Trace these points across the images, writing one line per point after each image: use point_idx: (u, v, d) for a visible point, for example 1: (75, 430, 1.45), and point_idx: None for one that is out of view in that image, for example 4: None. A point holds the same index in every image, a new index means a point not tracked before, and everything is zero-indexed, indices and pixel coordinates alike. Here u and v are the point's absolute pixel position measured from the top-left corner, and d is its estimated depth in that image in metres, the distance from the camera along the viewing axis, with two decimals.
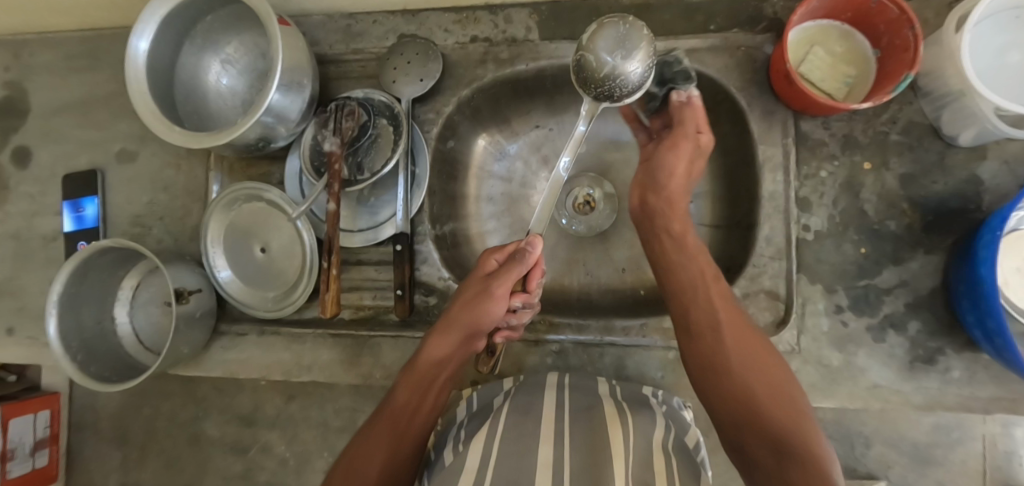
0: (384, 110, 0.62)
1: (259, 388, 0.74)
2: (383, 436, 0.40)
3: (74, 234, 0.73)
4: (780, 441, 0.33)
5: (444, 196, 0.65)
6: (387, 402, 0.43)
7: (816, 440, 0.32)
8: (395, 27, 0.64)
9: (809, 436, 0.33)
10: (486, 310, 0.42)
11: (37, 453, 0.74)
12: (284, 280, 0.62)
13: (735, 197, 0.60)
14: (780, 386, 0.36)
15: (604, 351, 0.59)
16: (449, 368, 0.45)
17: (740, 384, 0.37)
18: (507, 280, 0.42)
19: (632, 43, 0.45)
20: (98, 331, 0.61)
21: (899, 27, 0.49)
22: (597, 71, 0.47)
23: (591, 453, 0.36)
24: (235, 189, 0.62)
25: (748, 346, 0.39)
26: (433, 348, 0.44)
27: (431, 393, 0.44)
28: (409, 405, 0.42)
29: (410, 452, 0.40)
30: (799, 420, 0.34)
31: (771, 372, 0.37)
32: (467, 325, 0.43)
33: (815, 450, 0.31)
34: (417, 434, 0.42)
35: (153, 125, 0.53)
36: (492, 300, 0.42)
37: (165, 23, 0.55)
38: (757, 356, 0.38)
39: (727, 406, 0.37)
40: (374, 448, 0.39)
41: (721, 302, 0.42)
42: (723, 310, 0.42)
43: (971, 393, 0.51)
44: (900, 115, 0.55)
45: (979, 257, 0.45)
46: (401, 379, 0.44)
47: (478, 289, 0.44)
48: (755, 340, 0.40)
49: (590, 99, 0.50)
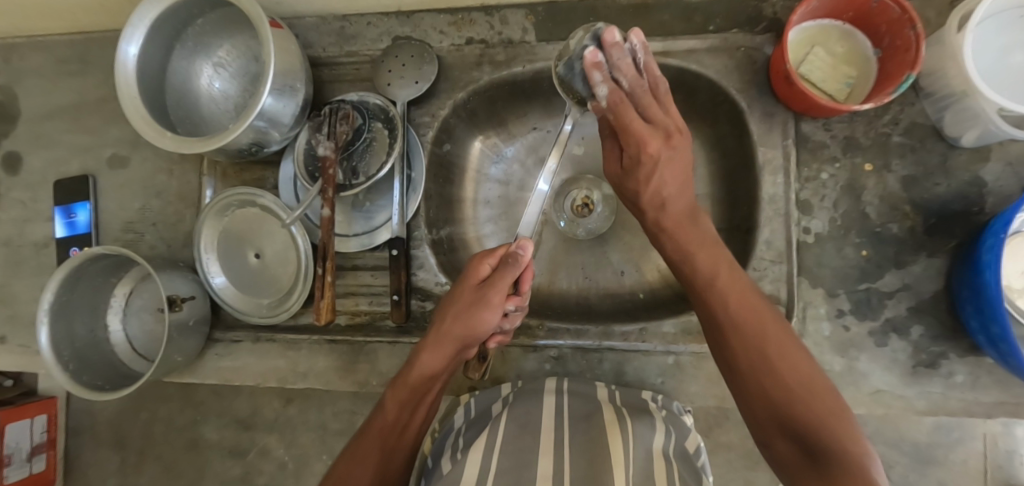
0: (379, 113, 0.60)
1: (256, 393, 0.73)
2: (373, 450, 0.39)
3: (67, 239, 0.72)
4: (809, 432, 0.30)
5: (441, 200, 0.65)
6: (377, 415, 0.42)
7: (849, 431, 0.30)
8: (389, 29, 0.63)
9: (840, 426, 0.30)
10: (482, 320, 0.42)
11: (34, 458, 0.72)
12: (279, 286, 0.62)
13: (735, 199, 0.59)
14: (805, 370, 0.33)
15: (603, 357, 0.58)
16: (441, 379, 0.44)
17: (759, 371, 0.34)
18: (501, 286, 0.42)
19: None
20: (91, 339, 0.61)
21: (900, 28, 0.48)
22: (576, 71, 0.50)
23: (591, 464, 0.35)
24: (227, 195, 0.60)
25: (770, 330, 0.35)
26: (425, 361, 0.43)
27: (422, 406, 0.43)
28: (399, 420, 0.41)
29: (398, 465, 0.40)
30: (831, 407, 0.31)
31: (795, 356, 0.34)
32: (460, 336, 0.42)
33: (852, 445, 0.29)
34: (405, 448, 0.41)
35: (144, 131, 0.52)
36: (486, 308, 0.42)
37: (155, 27, 0.54)
38: (780, 340, 0.35)
39: (764, 409, 0.33)
40: (364, 462, 0.38)
41: (735, 293, 0.38)
42: (739, 303, 0.37)
43: (975, 398, 0.50)
44: (902, 116, 0.54)
45: (983, 261, 0.45)
46: (390, 392, 0.43)
47: (470, 296, 0.43)
48: (774, 326, 0.36)
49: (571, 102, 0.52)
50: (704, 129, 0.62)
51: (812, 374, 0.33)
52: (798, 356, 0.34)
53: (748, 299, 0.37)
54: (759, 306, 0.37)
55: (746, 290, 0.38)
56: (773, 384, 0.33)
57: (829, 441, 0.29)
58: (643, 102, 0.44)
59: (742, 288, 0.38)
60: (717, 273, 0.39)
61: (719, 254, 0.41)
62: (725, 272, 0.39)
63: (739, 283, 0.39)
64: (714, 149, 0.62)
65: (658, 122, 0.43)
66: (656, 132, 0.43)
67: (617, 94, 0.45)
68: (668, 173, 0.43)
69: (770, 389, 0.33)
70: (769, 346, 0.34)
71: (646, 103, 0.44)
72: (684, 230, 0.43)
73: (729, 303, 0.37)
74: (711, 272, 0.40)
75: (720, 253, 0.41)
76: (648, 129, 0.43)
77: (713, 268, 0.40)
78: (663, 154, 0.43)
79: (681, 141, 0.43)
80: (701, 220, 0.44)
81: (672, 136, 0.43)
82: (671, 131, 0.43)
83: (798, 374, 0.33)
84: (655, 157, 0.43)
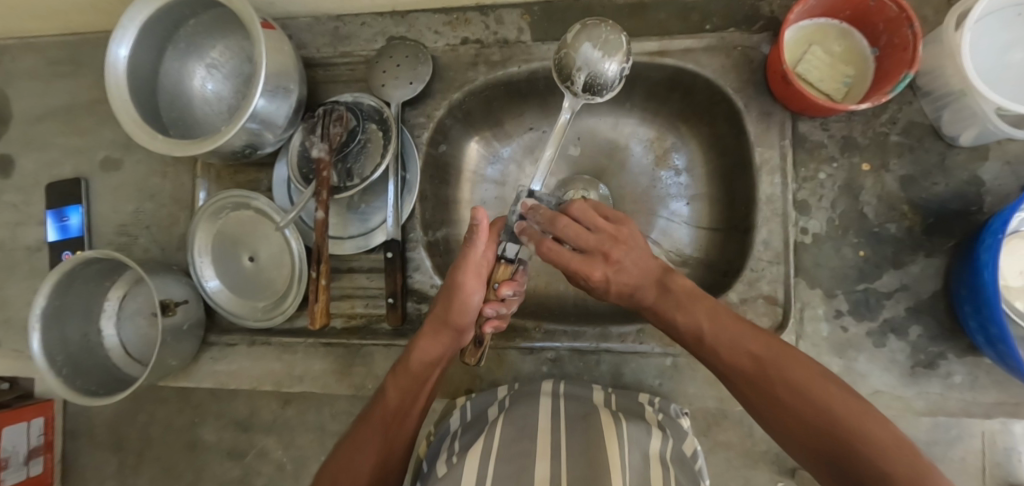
0: (373, 114, 0.60)
1: (253, 395, 0.73)
2: (374, 440, 0.40)
3: (60, 243, 0.72)
4: (848, 461, 0.31)
5: (436, 201, 0.64)
6: (378, 401, 0.43)
7: (894, 448, 0.30)
8: (383, 29, 0.63)
9: (881, 446, 0.30)
10: (459, 301, 0.41)
11: (31, 461, 0.72)
12: (274, 289, 0.61)
13: (733, 199, 0.59)
14: (829, 394, 0.34)
15: (600, 359, 0.58)
16: (441, 366, 0.44)
17: (779, 413, 0.36)
18: (467, 266, 0.41)
19: (612, 45, 0.48)
20: (84, 344, 0.60)
21: (898, 26, 0.48)
22: (577, 61, 0.49)
23: (589, 468, 0.34)
24: (221, 198, 0.60)
25: (780, 365, 0.37)
26: (422, 349, 0.43)
27: (424, 392, 0.43)
28: (400, 407, 0.42)
29: (400, 454, 0.41)
30: (866, 426, 0.32)
31: (813, 382, 0.35)
32: (453, 322, 0.42)
33: (899, 465, 0.29)
34: (404, 439, 0.42)
35: (136, 134, 0.52)
36: (463, 291, 0.41)
37: (145, 28, 0.53)
38: (795, 374, 0.36)
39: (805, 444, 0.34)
40: (364, 450, 0.39)
41: (731, 337, 0.40)
42: (737, 345, 0.39)
43: (973, 398, 0.51)
44: (900, 115, 0.54)
45: (981, 261, 0.44)
46: (391, 379, 0.43)
47: (446, 285, 0.42)
48: (774, 355, 0.37)
49: (569, 93, 0.50)
50: (701, 129, 0.62)
51: (837, 399, 0.34)
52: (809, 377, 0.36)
53: (743, 344, 0.39)
54: (756, 345, 0.39)
55: (737, 328, 0.40)
56: (798, 424, 0.35)
57: (872, 470, 0.30)
58: (567, 235, 0.46)
59: (733, 334, 0.40)
60: (703, 331, 0.41)
61: (700, 304, 0.42)
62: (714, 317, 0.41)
63: (729, 329, 0.40)
64: (712, 149, 0.62)
65: (590, 249, 0.45)
66: (592, 260, 0.45)
67: (547, 246, 0.45)
68: (627, 277, 0.45)
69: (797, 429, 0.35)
70: (780, 389, 0.36)
71: (568, 234, 0.46)
72: (661, 303, 0.44)
73: (728, 359, 0.39)
74: (696, 331, 0.41)
75: (701, 299, 0.42)
76: (585, 261, 0.45)
77: (697, 327, 0.41)
78: (610, 274, 0.45)
79: (620, 251, 0.45)
80: (675, 279, 0.44)
81: (609, 253, 0.45)
82: (605, 250, 0.45)
83: (820, 404, 0.34)
84: (605, 279, 0.45)
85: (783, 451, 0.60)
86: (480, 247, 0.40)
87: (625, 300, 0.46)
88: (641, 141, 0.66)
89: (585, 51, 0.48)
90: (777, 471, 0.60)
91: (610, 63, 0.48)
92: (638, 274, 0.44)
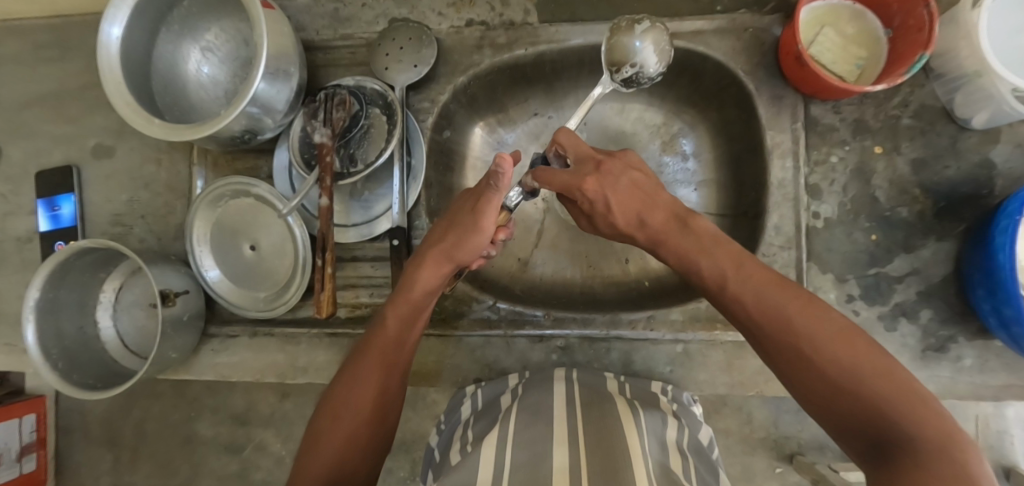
0: (376, 99, 0.58)
1: (252, 388, 0.71)
2: (374, 371, 0.39)
3: (50, 233, 0.69)
4: (871, 423, 0.27)
5: (441, 187, 0.63)
6: (376, 330, 0.42)
7: (924, 408, 0.25)
8: (385, 11, 0.61)
9: (907, 408, 0.26)
10: (471, 243, 0.42)
11: (24, 458, 0.70)
12: (275, 279, 0.60)
13: (742, 185, 0.58)
14: (860, 352, 0.28)
15: (611, 346, 0.58)
16: (435, 296, 0.45)
17: (800, 372, 0.30)
18: (490, 210, 0.40)
19: (664, 53, 0.49)
20: (80, 337, 0.58)
21: (913, 6, 0.47)
22: (632, 55, 0.49)
23: (608, 455, 0.33)
24: (221, 185, 0.58)
25: (808, 318, 0.30)
26: (423, 278, 0.43)
27: (419, 321, 0.44)
28: (399, 335, 0.41)
29: (397, 383, 0.41)
30: (897, 384, 0.27)
31: (842, 337, 0.29)
32: (456, 256, 0.43)
33: (923, 429, 0.25)
34: (403, 367, 0.41)
35: (132, 118, 0.50)
36: (478, 233, 0.41)
37: (137, 7, 0.51)
38: (821, 333, 0.30)
39: (832, 404, 0.29)
40: (364, 380, 0.38)
41: (752, 291, 0.33)
42: (759, 297, 0.33)
43: (983, 381, 0.51)
44: (912, 98, 0.53)
45: (995, 243, 0.44)
46: (389, 308, 0.43)
47: (463, 220, 0.42)
48: (803, 310, 0.31)
49: (610, 77, 0.50)
50: (710, 113, 0.61)
51: (864, 357, 0.28)
52: (845, 335, 0.29)
53: (767, 295, 0.33)
54: (782, 297, 0.32)
55: (767, 283, 0.34)
56: (812, 378, 0.29)
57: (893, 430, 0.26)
58: (564, 148, 0.46)
59: (758, 288, 0.33)
60: (725, 277, 0.35)
61: (723, 251, 0.37)
62: (732, 268, 0.35)
63: (753, 282, 0.34)
64: (721, 134, 0.61)
65: (584, 157, 0.44)
66: (584, 171, 0.43)
67: (542, 171, 0.46)
68: (621, 195, 0.42)
69: (811, 387, 0.30)
70: (804, 346, 0.30)
71: (565, 146, 0.46)
72: (674, 237, 0.39)
73: (750, 308, 0.33)
74: (719, 276, 0.36)
75: (723, 245, 0.37)
76: (577, 173, 0.43)
77: (719, 272, 0.36)
78: (600, 182, 0.42)
79: (614, 165, 0.43)
80: (696, 220, 0.40)
81: (602, 163, 0.43)
82: (597, 161, 0.44)
83: (846, 360, 0.28)
84: (599, 189, 0.42)
85: (782, 437, 0.61)
86: (503, 194, 0.39)
87: (636, 228, 0.42)
88: (650, 127, 0.66)
89: (642, 48, 0.49)
90: (775, 456, 0.61)
91: (655, 67, 0.50)
92: (638, 196, 0.42)
